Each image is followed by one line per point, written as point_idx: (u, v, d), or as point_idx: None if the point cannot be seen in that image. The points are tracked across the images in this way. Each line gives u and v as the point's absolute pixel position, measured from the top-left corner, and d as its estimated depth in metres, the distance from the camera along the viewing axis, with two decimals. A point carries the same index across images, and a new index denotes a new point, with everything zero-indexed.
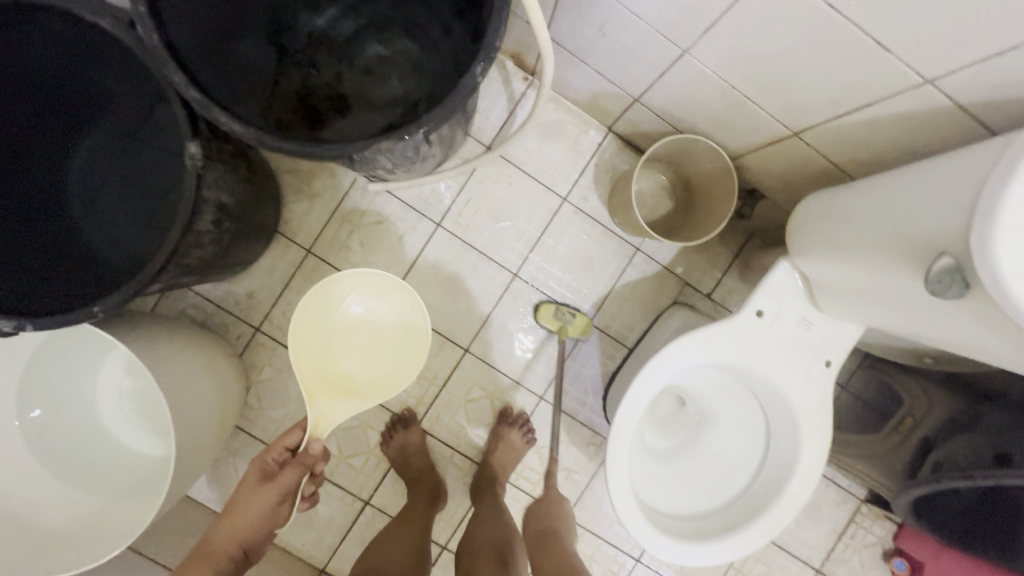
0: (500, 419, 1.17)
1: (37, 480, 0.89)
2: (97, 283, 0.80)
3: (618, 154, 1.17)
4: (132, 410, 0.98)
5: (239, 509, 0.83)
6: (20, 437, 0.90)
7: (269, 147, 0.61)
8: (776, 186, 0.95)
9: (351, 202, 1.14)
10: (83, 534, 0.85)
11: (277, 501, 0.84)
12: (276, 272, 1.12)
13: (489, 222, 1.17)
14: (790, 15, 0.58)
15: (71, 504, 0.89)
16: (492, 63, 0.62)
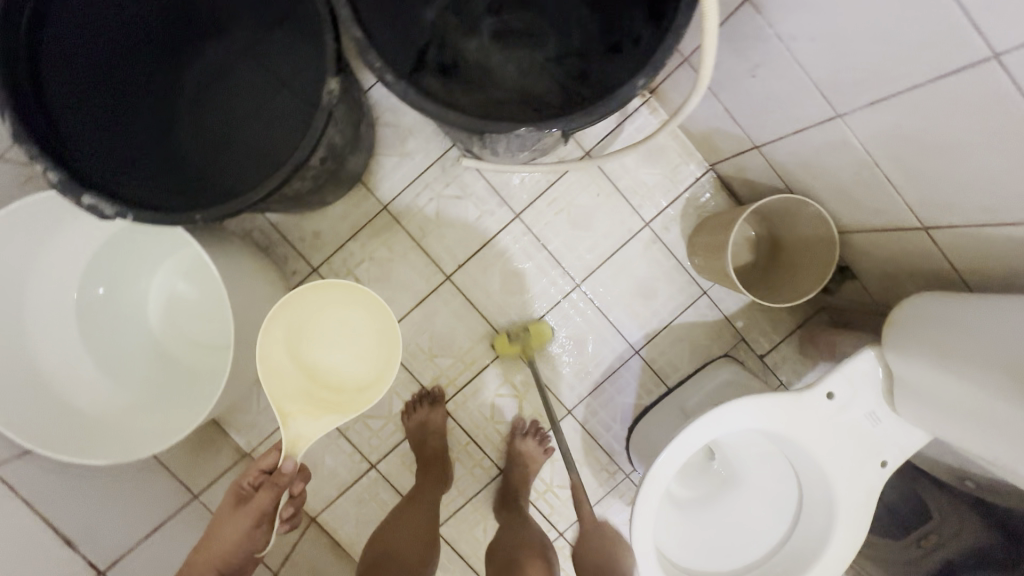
0: (513, 430, 1.16)
1: (80, 362, 0.89)
2: (184, 187, 0.79)
3: (713, 194, 1.14)
4: (182, 316, 0.99)
5: (217, 535, 0.80)
6: (72, 311, 0.90)
7: (414, 105, 0.60)
8: (874, 272, 0.92)
9: (438, 171, 1.12)
10: (109, 423, 0.86)
11: (251, 525, 0.79)
12: (347, 219, 1.12)
13: (567, 227, 1.15)
14: (982, 112, 0.56)
15: (105, 391, 0.89)
16: (656, 78, 0.60)
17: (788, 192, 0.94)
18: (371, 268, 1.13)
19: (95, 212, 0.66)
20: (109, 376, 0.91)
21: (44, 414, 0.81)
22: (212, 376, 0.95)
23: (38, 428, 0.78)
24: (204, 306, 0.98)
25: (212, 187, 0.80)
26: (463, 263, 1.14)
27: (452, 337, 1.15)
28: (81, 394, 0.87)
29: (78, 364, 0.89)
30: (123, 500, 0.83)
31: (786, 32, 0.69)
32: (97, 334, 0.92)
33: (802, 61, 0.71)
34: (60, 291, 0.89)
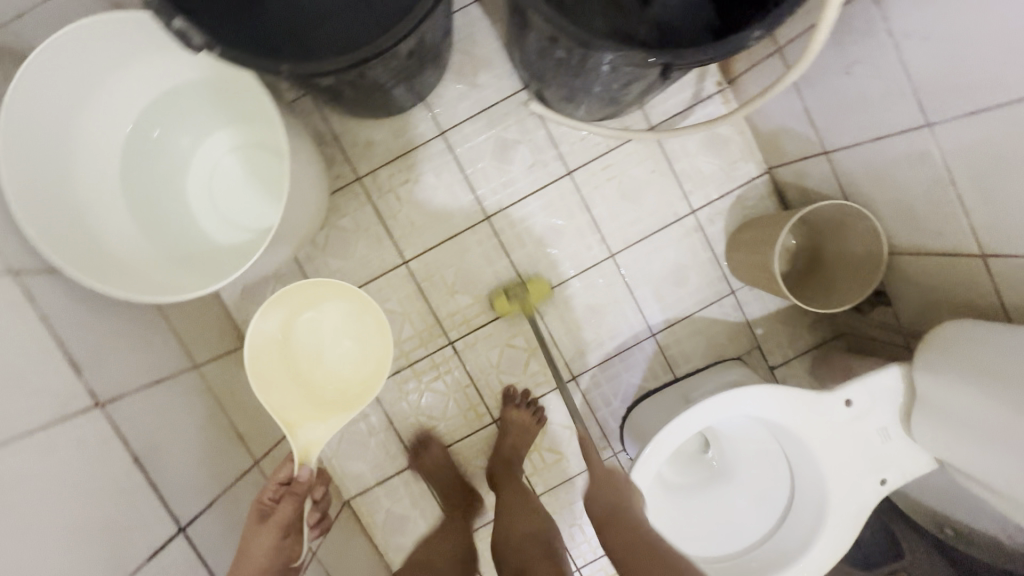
0: (506, 398, 1.14)
1: (115, 200, 0.88)
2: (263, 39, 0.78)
3: (764, 196, 1.14)
4: (218, 188, 1.00)
5: (242, 552, 0.76)
6: (121, 139, 0.90)
7: None
8: (912, 298, 0.92)
9: (503, 110, 1.12)
10: (124, 257, 0.84)
11: (279, 537, 0.77)
12: (403, 137, 1.11)
13: (615, 195, 1.14)
14: None
15: (131, 233, 0.88)
16: (771, 32, 0.60)
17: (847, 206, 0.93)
18: (414, 190, 1.12)
19: (182, 39, 0.65)
20: (139, 222, 0.90)
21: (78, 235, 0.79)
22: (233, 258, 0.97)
23: (73, 246, 0.77)
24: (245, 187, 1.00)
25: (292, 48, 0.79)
26: (505, 207, 1.14)
27: (477, 278, 1.15)
28: (106, 218, 0.85)
29: (113, 201, 0.88)
30: (132, 345, 0.82)
31: (900, 28, 0.69)
32: (135, 180, 0.92)
33: (907, 61, 0.71)
34: (111, 126, 0.88)
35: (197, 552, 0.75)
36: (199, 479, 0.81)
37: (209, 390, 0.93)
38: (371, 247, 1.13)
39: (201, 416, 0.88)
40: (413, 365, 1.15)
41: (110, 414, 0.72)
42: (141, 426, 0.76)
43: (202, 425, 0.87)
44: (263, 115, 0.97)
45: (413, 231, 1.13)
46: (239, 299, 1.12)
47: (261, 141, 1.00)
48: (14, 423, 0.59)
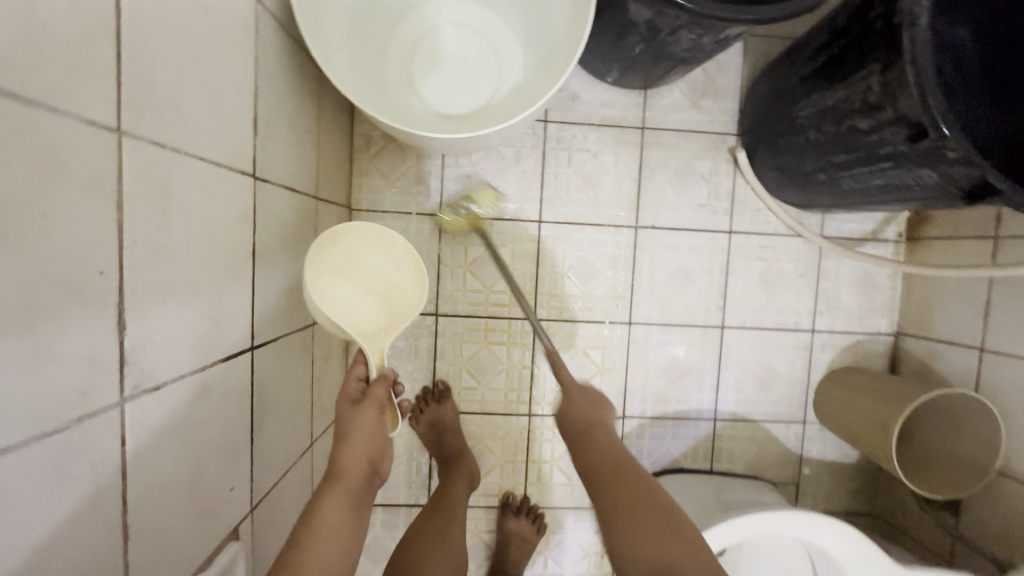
0: (505, 508, 1.08)
1: (386, 62, 0.94)
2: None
3: (880, 354, 1.13)
4: (464, 52, 0.97)
5: (349, 438, 0.63)
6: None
7: (909, 52, 0.59)
8: (988, 521, 0.91)
9: (708, 142, 1.09)
10: (331, 40, 0.79)
11: (383, 418, 0.66)
12: (610, 109, 1.07)
13: (755, 275, 1.12)
14: None
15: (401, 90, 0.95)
16: None
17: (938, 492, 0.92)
18: (586, 162, 1.07)
19: None
20: (405, 78, 0.95)
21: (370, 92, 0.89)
22: (415, 125, 0.94)
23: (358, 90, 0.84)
24: (450, 79, 0.97)
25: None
26: (656, 227, 1.09)
27: (592, 276, 1.09)
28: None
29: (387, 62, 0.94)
30: (293, 142, 0.73)
31: None
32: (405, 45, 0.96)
33: None
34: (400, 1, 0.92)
35: (252, 382, 0.64)
36: (277, 308, 0.71)
37: (313, 227, 0.84)
38: (517, 189, 1.06)
39: (301, 247, 0.79)
40: (488, 319, 1.08)
41: (258, 190, 0.63)
42: (268, 223, 0.67)
43: (298, 257, 0.78)
44: (513, 22, 0.96)
45: (563, 199, 1.07)
46: (368, 162, 1.03)
47: (491, 38, 0.97)
48: (203, 144, 0.51)
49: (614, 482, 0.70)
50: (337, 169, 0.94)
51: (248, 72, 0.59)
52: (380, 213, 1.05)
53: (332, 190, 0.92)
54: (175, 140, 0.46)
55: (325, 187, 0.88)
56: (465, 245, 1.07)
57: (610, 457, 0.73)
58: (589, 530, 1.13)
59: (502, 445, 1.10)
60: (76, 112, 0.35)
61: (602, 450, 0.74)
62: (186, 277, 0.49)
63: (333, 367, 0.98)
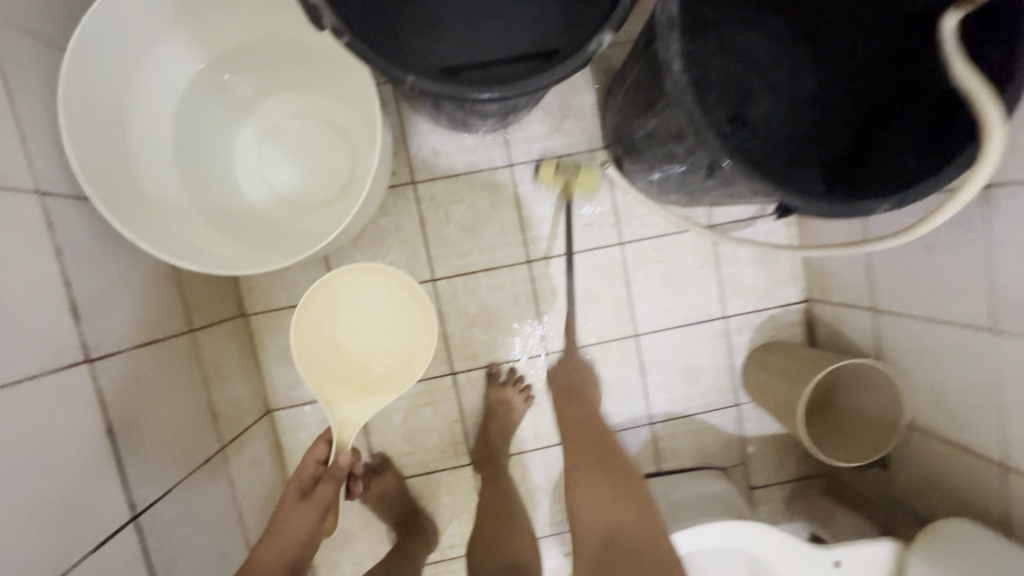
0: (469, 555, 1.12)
1: (242, 180, 0.92)
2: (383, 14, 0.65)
3: (795, 323, 1.15)
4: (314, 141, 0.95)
5: (281, 527, 0.81)
6: (185, 78, 0.84)
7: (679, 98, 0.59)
8: (912, 472, 0.94)
9: (578, 163, 1.09)
10: (154, 193, 0.79)
11: (319, 516, 0.82)
12: (474, 154, 1.07)
13: (657, 278, 1.13)
14: None
15: (268, 201, 0.93)
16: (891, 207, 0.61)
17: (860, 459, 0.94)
18: (465, 212, 1.08)
19: (311, 14, 0.60)
20: (269, 187, 0.94)
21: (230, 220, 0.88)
22: (294, 231, 0.93)
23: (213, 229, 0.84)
24: (312, 173, 0.95)
25: (421, 46, 0.66)
26: (548, 256, 1.10)
27: (498, 318, 1.11)
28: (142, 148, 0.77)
29: (244, 179, 0.92)
30: (137, 299, 0.75)
31: (999, 235, 0.70)
32: (254, 156, 0.93)
33: (995, 269, 0.72)
34: (225, 118, 0.91)
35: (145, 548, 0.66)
36: (165, 460, 0.73)
37: (195, 359, 0.86)
38: (403, 255, 1.07)
39: (180, 386, 0.81)
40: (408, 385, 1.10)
41: (96, 371, 0.65)
42: (123, 391, 0.69)
43: (179, 398, 0.80)
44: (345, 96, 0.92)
45: (451, 252, 1.08)
46: None
47: (332, 120, 0.94)
48: None
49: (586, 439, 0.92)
50: (215, 288, 0.95)
51: (44, 269, 0.60)
52: (276, 311, 1.06)
53: (213, 311, 0.94)
54: None
55: (200, 315, 0.89)
56: None
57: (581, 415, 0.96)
58: (556, 554, 1.16)
59: (452, 497, 1.13)
60: None
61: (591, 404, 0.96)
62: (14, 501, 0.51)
63: (265, 473, 1.00)
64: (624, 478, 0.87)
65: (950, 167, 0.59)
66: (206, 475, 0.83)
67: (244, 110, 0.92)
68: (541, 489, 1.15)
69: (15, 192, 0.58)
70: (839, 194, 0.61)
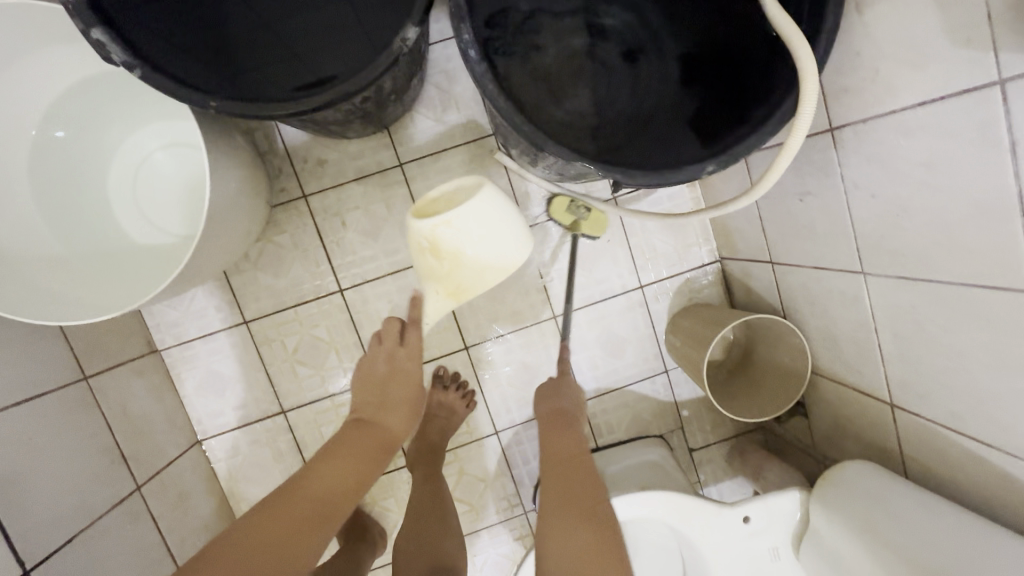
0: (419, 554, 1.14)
1: (113, 221, 0.90)
2: (184, 49, 0.65)
3: (711, 284, 1.15)
4: (181, 167, 0.92)
5: (370, 421, 0.75)
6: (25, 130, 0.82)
7: (480, 88, 0.57)
8: (826, 419, 0.95)
9: (469, 153, 1.07)
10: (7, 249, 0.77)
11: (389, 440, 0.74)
12: (361, 160, 1.05)
13: (567, 258, 1.12)
14: (977, 330, 0.59)
15: (146, 236, 0.91)
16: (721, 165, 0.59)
17: (766, 415, 0.95)
18: (362, 218, 1.07)
19: (99, 51, 0.58)
20: (145, 222, 0.91)
21: (103, 264, 0.86)
22: (174, 260, 0.90)
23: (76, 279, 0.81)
24: (185, 199, 0.92)
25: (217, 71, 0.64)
26: None
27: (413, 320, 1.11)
28: None
29: (116, 220, 0.90)
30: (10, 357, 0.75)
31: (851, 177, 0.69)
32: (122, 194, 0.91)
33: (854, 212, 0.71)
34: (81, 163, 0.88)
35: None
36: (57, 515, 0.74)
37: (93, 406, 0.86)
38: (306, 270, 1.07)
39: (77, 437, 0.82)
40: (333, 398, 1.10)
41: None
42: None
43: (78, 449, 0.81)
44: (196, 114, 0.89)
45: (355, 261, 1.08)
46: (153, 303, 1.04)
47: (192, 142, 0.92)
48: None
49: (546, 499, 0.76)
50: (112, 331, 0.95)
51: None
52: (187, 344, 1.06)
53: (114, 354, 0.94)
54: None
55: (95, 361, 0.89)
56: (281, 340, 1.08)
57: (570, 442, 0.81)
58: (507, 541, 1.18)
59: (395, 500, 1.15)
60: None
61: (573, 437, 0.82)
62: None
63: (198, 504, 1.02)
64: (594, 503, 0.74)
65: (767, 121, 0.57)
66: (121, 518, 0.84)
67: (99, 151, 0.90)
68: (482, 480, 1.16)
69: None
70: (670, 163, 0.60)
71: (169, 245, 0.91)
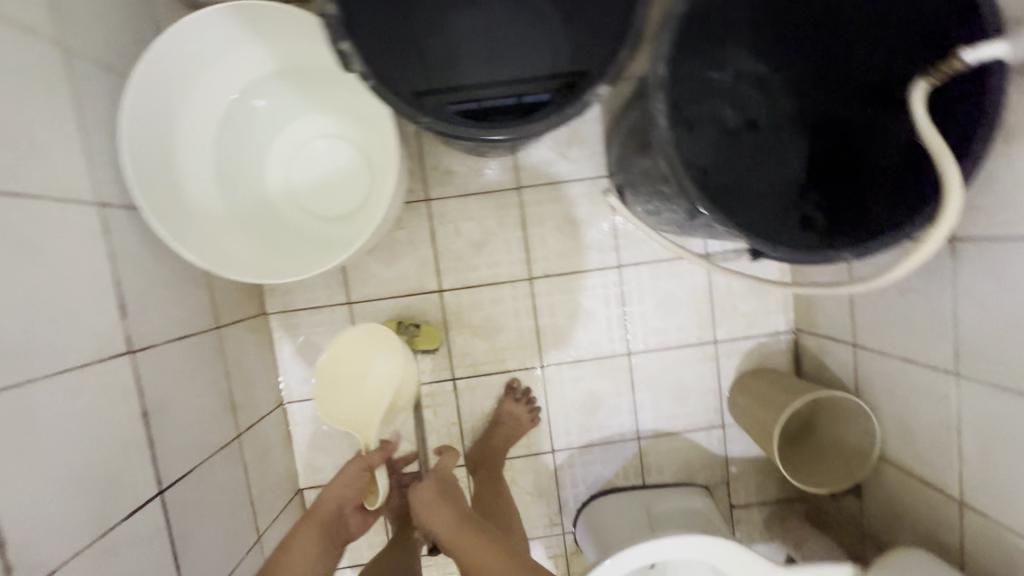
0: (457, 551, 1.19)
1: (268, 191, 1.01)
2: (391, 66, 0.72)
3: (782, 353, 1.20)
4: (336, 155, 1.03)
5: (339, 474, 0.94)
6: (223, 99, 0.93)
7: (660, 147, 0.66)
8: (882, 502, 0.98)
9: (582, 189, 1.16)
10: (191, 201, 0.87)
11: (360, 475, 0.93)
12: (484, 177, 1.14)
13: (651, 301, 1.19)
14: None
15: (292, 210, 1.02)
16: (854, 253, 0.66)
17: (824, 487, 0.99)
18: (474, 229, 1.15)
19: (341, 59, 0.68)
20: (292, 198, 1.02)
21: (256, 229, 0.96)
22: (313, 237, 1.01)
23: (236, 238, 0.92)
24: (332, 186, 1.03)
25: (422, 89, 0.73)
26: (548, 274, 1.17)
27: (498, 331, 1.18)
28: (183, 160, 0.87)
29: (270, 190, 1.01)
30: (175, 296, 0.84)
31: (964, 285, 0.75)
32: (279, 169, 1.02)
33: (959, 316, 0.77)
34: (254, 135, 0.99)
35: (166, 519, 0.75)
36: (187, 443, 0.82)
37: (220, 352, 0.95)
38: (413, 266, 1.15)
39: (207, 377, 0.90)
40: None
41: (138, 362, 0.74)
42: (157, 379, 0.77)
43: (205, 389, 0.89)
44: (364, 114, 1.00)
45: (459, 266, 1.16)
46: None
47: (351, 137, 1.02)
48: (59, 357, 0.61)
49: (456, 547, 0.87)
50: (239, 287, 1.04)
51: (100, 271, 0.69)
52: (293, 311, 1.15)
53: (238, 309, 1.03)
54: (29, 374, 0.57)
55: (226, 311, 0.98)
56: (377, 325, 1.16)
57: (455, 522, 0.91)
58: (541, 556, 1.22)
59: None
60: None
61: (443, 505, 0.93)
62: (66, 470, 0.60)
63: (275, 460, 1.09)
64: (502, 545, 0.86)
65: (910, 224, 0.64)
66: (224, 459, 0.91)
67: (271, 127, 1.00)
68: (530, 493, 1.21)
69: (78, 203, 0.67)
70: (815, 244, 0.67)
71: (309, 223, 1.02)
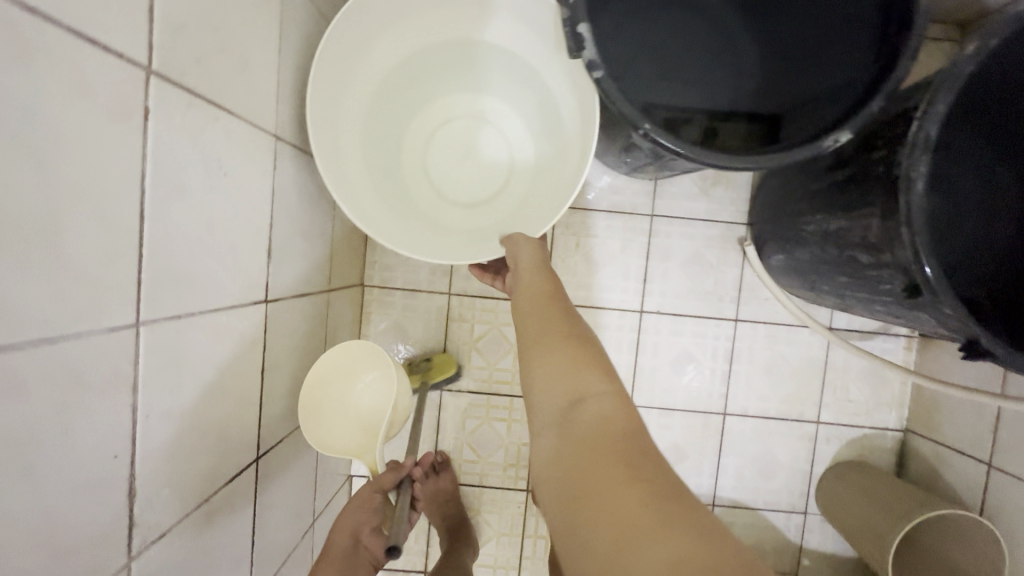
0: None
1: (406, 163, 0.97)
2: None
3: (886, 450, 1.12)
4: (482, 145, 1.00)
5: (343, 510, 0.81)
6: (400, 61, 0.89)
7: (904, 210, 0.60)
8: None
9: (717, 231, 1.09)
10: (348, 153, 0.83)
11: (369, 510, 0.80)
12: (619, 196, 1.08)
13: (761, 364, 1.11)
14: None
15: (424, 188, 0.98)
16: None
17: None
18: (595, 247, 1.09)
19: (574, 41, 0.63)
20: (426, 176, 0.99)
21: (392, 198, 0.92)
22: (438, 221, 0.97)
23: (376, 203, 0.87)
24: (468, 174, 0.99)
25: None
26: (661, 311, 1.10)
27: None
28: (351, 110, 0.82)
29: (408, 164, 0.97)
30: (307, 251, 0.78)
31: None
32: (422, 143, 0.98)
33: None
34: (411, 104, 0.95)
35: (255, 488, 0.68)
36: (286, 409, 0.75)
37: (325, 317, 0.89)
38: None
39: (311, 341, 0.84)
40: (491, 396, 1.11)
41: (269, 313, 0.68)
42: (277, 335, 0.71)
43: (308, 353, 0.83)
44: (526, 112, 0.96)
45: (571, 281, 1.09)
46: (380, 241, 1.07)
47: (505, 130, 0.99)
48: (217, 294, 0.55)
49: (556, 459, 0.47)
50: (350, 254, 0.98)
51: (263, 210, 0.63)
52: (390, 289, 1.09)
53: (345, 275, 0.97)
54: (192, 307, 0.51)
55: (337, 276, 0.92)
56: (471, 323, 1.09)
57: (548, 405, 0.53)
58: None
59: (498, 517, 1.12)
60: (105, 322, 0.40)
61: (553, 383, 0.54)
62: (195, 420, 0.53)
63: None
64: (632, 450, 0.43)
65: None
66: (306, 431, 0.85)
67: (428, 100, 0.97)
68: None
69: (262, 133, 0.61)
70: None
71: (437, 206, 0.98)
